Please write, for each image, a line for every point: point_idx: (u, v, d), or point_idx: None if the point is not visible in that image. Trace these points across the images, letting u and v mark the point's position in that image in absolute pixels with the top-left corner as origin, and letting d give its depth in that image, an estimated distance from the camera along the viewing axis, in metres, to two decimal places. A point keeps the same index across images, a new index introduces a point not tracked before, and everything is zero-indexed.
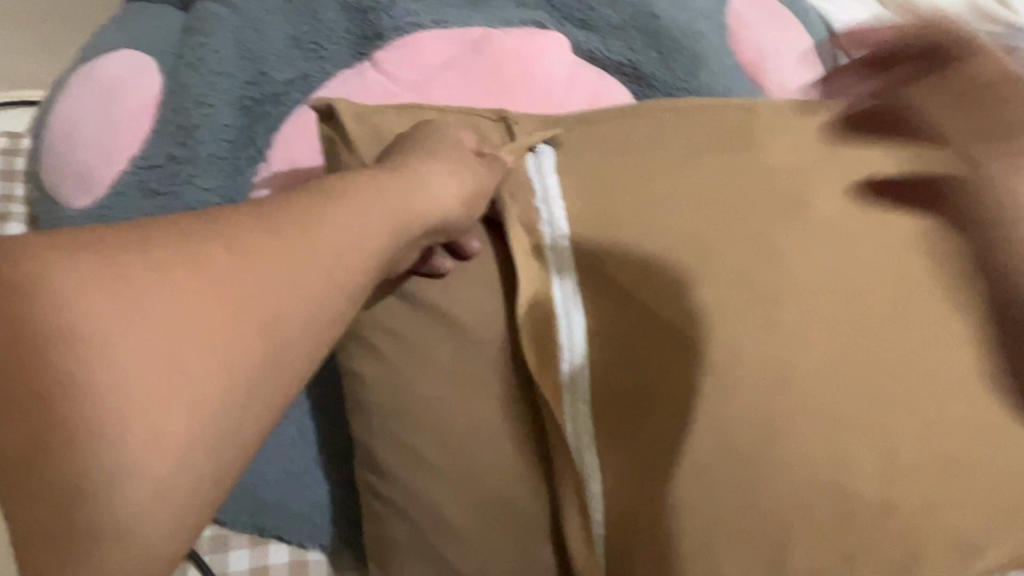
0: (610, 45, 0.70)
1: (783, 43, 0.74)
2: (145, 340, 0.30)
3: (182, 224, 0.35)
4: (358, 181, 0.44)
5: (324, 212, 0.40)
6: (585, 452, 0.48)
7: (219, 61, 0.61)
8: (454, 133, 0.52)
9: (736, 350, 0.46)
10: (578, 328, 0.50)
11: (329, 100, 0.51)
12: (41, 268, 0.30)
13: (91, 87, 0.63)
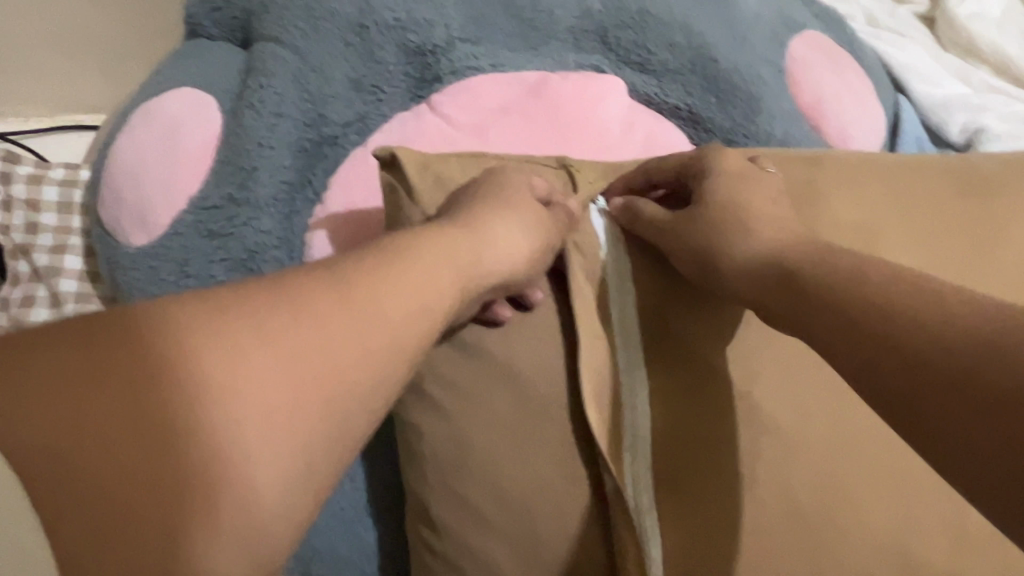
0: (668, 88, 0.69)
1: (844, 89, 0.74)
2: (223, 414, 0.30)
3: (258, 286, 0.35)
4: (427, 232, 0.44)
5: (392, 269, 0.39)
6: (646, 517, 0.47)
7: (278, 103, 0.61)
8: (516, 181, 0.51)
9: (799, 423, 0.50)
10: (639, 386, 0.50)
11: (392, 147, 0.51)
12: (123, 341, 0.30)
13: (150, 126, 0.63)
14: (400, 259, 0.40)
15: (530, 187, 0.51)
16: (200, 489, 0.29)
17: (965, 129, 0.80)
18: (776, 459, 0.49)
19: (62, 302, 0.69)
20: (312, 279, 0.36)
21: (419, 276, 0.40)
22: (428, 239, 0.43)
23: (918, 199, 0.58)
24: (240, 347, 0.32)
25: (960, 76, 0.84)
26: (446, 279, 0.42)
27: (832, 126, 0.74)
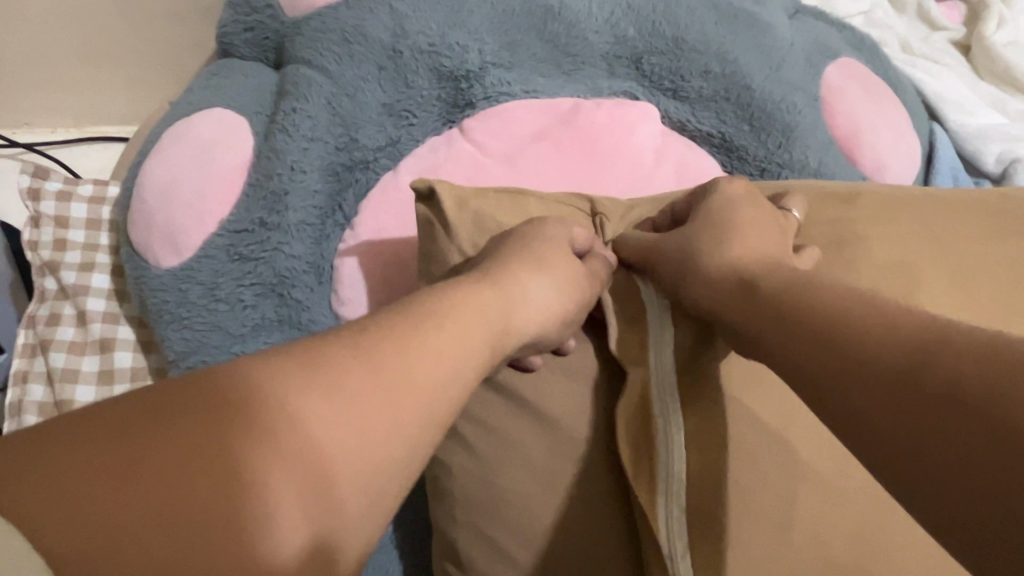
0: (702, 115, 0.69)
1: (879, 118, 0.73)
2: (264, 460, 0.30)
3: (302, 343, 0.35)
4: (461, 281, 0.44)
5: (419, 319, 0.39)
6: (679, 561, 0.45)
7: (312, 126, 0.61)
8: (555, 226, 0.51)
9: (839, 469, 0.48)
10: (674, 436, 0.47)
11: (430, 181, 0.51)
12: (162, 398, 0.31)
13: (183, 146, 0.63)
14: (432, 303, 0.41)
15: (567, 240, 0.51)
16: (251, 530, 0.29)
17: (1000, 159, 0.79)
18: (815, 507, 0.47)
19: (88, 319, 0.69)
20: (340, 336, 0.36)
21: (452, 322, 0.40)
22: (464, 285, 0.44)
23: (958, 236, 0.56)
24: (288, 393, 0.32)
25: (996, 105, 0.82)
26: (479, 324, 0.41)
27: (867, 156, 0.73)
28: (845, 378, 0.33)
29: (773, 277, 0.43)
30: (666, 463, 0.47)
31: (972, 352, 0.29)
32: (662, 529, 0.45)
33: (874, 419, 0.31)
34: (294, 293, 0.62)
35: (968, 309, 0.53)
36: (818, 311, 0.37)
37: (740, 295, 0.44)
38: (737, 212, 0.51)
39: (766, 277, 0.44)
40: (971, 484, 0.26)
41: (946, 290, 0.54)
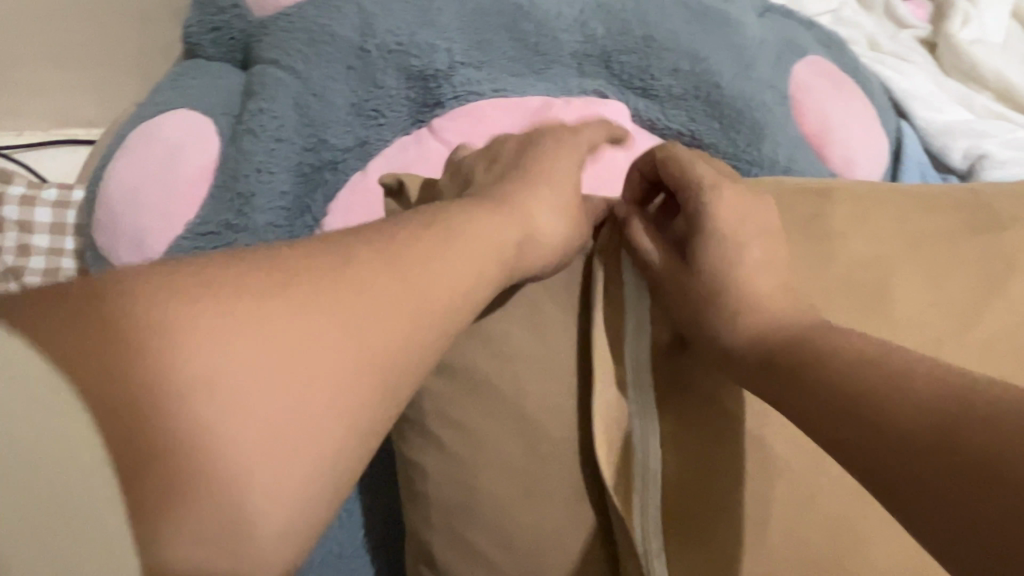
0: (671, 114, 0.69)
1: (847, 115, 0.74)
2: (250, 399, 0.28)
3: (310, 274, 0.33)
4: (454, 220, 0.42)
5: (379, 277, 0.35)
6: (653, 558, 0.45)
7: (279, 127, 0.60)
8: (536, 169, 0.51)
9: (817, 464, 0.47)
10: (651, 437, 0.47)
11: (399, 175, 0.53)
12: (160, 308, 0.29)
13: (150, 149, 0.62)
14: (403, 257, 0.37)
15: (555, 196, 0.49)
16: (229, 477, 0.28)
17: (967, 155, 0.79)
18: (792, 503, 0.47)
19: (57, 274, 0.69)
20: (300, 284, 0.32)
21: (420, 281, 0.36)
22: (457, 230, 0.41)
23: (930, 234, 0.57)
24: (230, 352, 0.29)
25: (963, 102, 0.83)
26: (459, 296, 0.38)
27: (837, 153, 0.73)
28: (870, 436, 0.33)
29: (790, 320, 0.43)
30: (642, 462, 0.47)
31: (971, 405, 0.31)
32: (638, 524, 0.46)
33: (880, 458, 0.32)
34: None
35: (935, 301, 0.54)
36: (822, 360, 0.39)
37: (756, 335, 0.43)
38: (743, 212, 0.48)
39: (784, 317, 0.43)
40: (982, 517, 0.27)
41: (914, 284, 0.54)
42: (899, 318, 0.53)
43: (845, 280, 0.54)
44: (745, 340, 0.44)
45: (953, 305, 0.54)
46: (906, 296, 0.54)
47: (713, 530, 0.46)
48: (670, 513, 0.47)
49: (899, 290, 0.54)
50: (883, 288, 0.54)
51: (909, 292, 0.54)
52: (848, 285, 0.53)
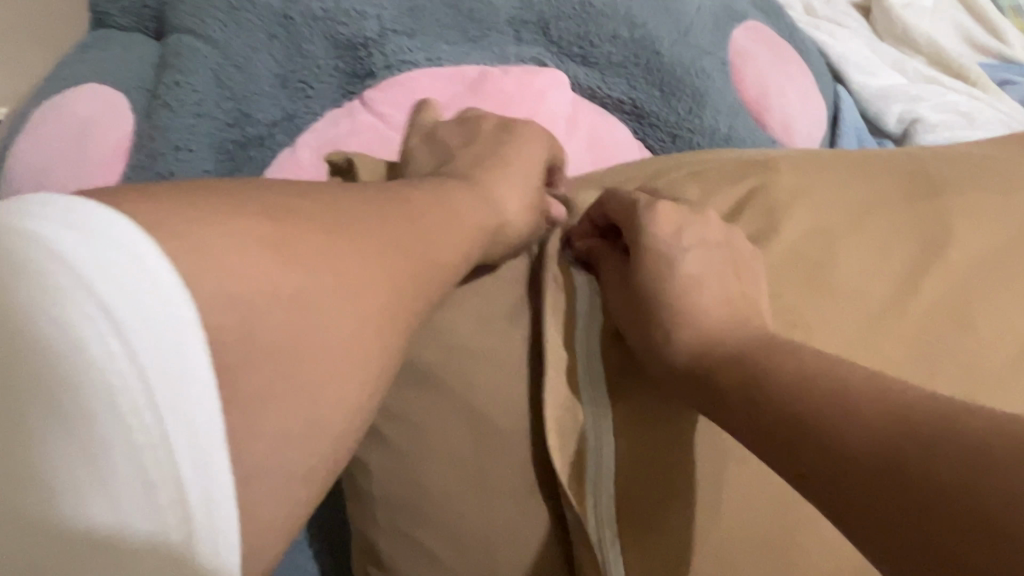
0: (611, 81, 0.67)
1: (785, 81, 0.73)
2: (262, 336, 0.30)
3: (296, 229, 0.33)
4: (421, 208, 0.42)
5: (344, 265, 0.34)
6: (609, 552, 0.44)
7: (198, 101, 0.56)
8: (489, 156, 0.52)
9: None
10: (604, 430, 0.46)
11: (348, 154, 0.51)
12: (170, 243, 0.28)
13: (54, 128, 0.57)
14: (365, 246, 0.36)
15: (502, 188, 0.50)
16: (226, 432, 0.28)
17: (902, 120, 0.80)
18: (746, 477, 0.46)
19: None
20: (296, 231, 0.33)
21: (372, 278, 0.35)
22: (417, 219, 0.41)
23: (870, 203, 0.56)
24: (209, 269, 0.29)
25: (896, 66, 0.84)
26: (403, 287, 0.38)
27: (777, 121, 0.73)
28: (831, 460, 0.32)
29: (736, 335, 0.43)
30: (595, 452, 0.45)
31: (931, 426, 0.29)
32: (592, 517, 0.44)
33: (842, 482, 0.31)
34: None
35: (879, 267, 0.54)
36: (765, 371, 0.38)
37: (697, 349, 0.43)
38: (678, 227, 0.48)
39: (729, 334, 0.43)
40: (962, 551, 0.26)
41: (856, 250, 0.54)
42: (846, 287, 0.52)
43: (790, 250, 0.53)
44: (686, 352, 0.43)
45: (895, 269, 0.54)
46: (850, 263, 0.53)
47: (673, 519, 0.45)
48: (625, 497, 0.45)
49: (844, 256, 0.53)
50: (829, 253, 0.53)
51: (853, 259, 0.53)
52: (793, 255, 0.53)
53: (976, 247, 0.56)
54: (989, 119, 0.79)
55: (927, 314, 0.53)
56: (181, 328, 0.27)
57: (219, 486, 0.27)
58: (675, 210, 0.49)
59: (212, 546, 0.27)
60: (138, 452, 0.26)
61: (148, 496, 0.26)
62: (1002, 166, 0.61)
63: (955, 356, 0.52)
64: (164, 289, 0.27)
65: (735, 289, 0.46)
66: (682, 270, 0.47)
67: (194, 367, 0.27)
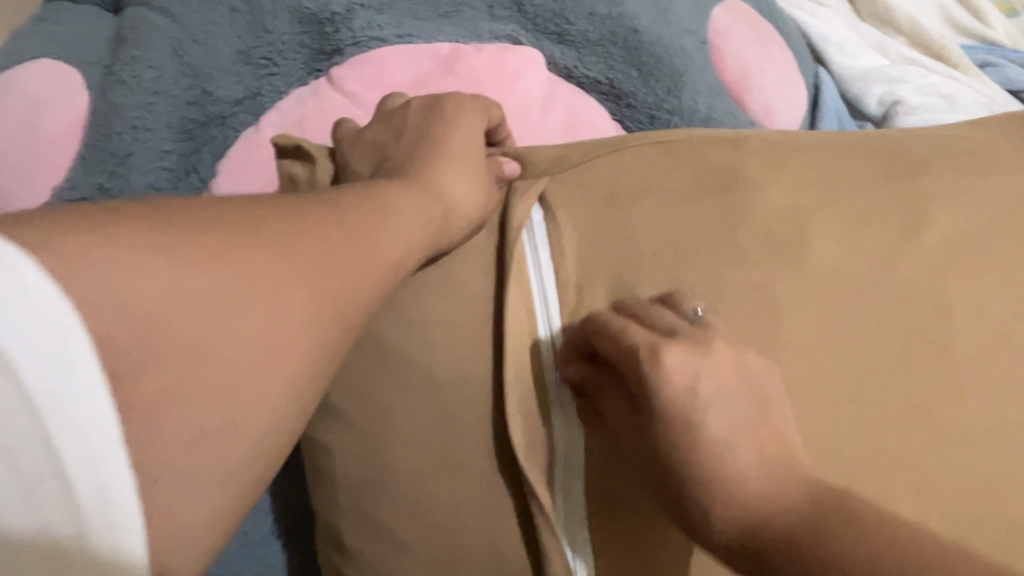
0: (589, 61, 0.65)
1: (765, 61, 0.72)
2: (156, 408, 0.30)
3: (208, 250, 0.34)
4: (374, 212, 0.42)
5: (274, 278, 0.35)
6: (575, 531, 0.46)
7: (155, 78, 0.54)
8: (454, 137, 0.50)
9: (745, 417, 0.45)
10: (569, 418, 0.47)
11: (296, 138, 0.50)
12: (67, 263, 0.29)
13: (4, 103, 0.54)
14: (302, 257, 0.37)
15: (470, 179, 0.48)
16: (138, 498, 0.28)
17: (882, 102, 0.79)
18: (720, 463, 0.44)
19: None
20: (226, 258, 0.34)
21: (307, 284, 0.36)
22: (367, 224, 0.41)
23: (846, 184, 0.55)
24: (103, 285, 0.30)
25: (877, 47, 0.83)
26: (350, 277, 0.38)
27: (756, 101, 0.71)
28: None
29: (784, 508, 0.39)
30: (560, 438, 0.46)
31: None
32: (557, 498, 0.46)
33: None
34: None
35: (857, 251, 0.53)
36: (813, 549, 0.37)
37: (741, 528, 0.40)
38: (686, 367, 0.43)
39: (772, 506, 0.40)
40: None
41: (833, 234, 0.53)
42: (823, 272, 0.52)
43: (768, 232, 0.52)
44: (729, 537, 0.40)
45: (876, 255, 0.53)
46: (828, 248, 0.52)
47: (648, 540, 0.45)
48: (592, 482, 0.46)
49: (822, 241, 0.52)
50: (809, 235, 0.52)
51: (831, 244, 0.52)
52: (771, 236, 0.52)
53: (957, 229, 0.55)
54: (970, 102, 0.78)
55: (903, 297, 0.52)
56: (60, 329, 0.28)
57: (124, 481, 0.28)
58: (685, 353, 0.43)
59: (114, 539, 0.27)
60: (16, 452, 0.26)
61: (27, 494, 0.26)
62: (984, 149, 0.60)
63: (929, 341, 0.52)
64: (39, 296, 0.28)
65: (765, 439, 0.42)
66: (709, 430, 0.42)
67: (74, 367, 0.27)
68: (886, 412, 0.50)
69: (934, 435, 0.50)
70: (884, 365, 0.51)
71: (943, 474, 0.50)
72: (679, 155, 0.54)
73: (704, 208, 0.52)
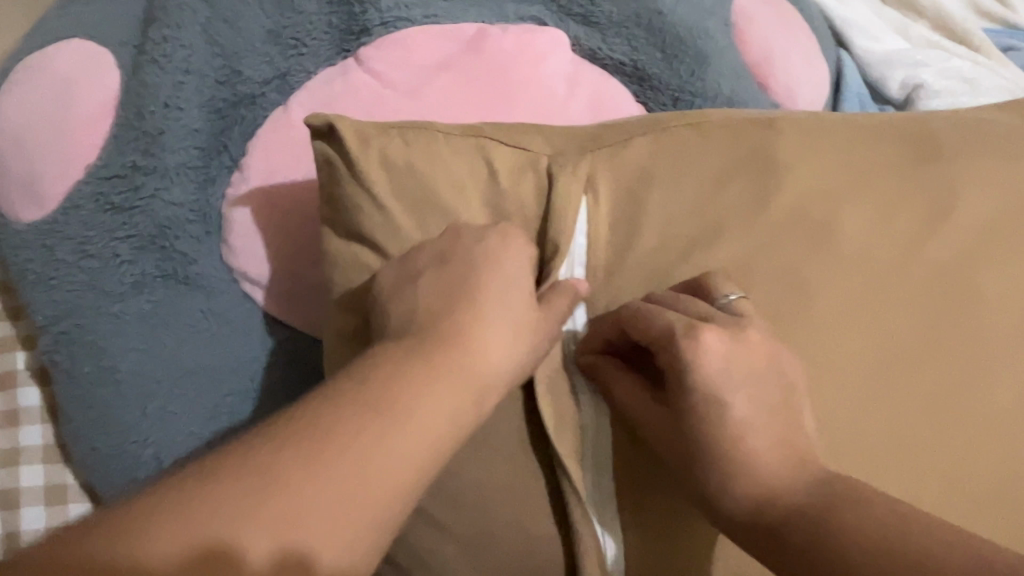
0: (614, 42, 0.65)
1: (787, 43, 0.72)
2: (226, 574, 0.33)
3: (266, 463, 0.36)
4: (391, 406, 0.39)
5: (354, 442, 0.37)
6: (606, 520, 0.48)
7: (186, 57, 0.54)
8: (474, 279, 0.45)
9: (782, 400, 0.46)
10: (597, 408, 0.49)
11: (329, 117, 0.48)
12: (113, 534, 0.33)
13: (37, 84, 0.55)
14: (324, 492, 0.35)
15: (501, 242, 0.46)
16: None
17: (904, 85, 0.79)
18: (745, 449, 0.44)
19: (18, 381, 0.64)
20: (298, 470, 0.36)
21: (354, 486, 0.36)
22: (383, 418, 0.38)
23: (876, 162, 0.55)
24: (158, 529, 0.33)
25: (899, 31, 0.83)
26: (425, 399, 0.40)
27: (779, 84, 0.71)
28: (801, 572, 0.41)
29: (792, 490, 0.43)
30: (585, 425, 0.49)
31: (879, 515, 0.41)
32: (588, 488, 0.48)
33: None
34: (177, 244, 0.56)
35: (882, 233, 0.53)
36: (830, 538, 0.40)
37: (752, 505, 0.44)
38: (726, 356, 0.45)
39: (782, 487, 0.43)
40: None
41: (861, 215, 0.53)
42: (855, 253, 0.52)
43: (797, 212, 0.52)
44: (741, 511, 0.44)
45: (901, 240, 0.53)
46: (854, 230, 0.53)
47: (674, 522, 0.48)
48: (619, 468, 0.48)
49: (848, 222, 0.53)
50: (839, 215, 0.53)
51: (857, 225, 0.53)
52: (800, 216, 0.52)
53: (981, 212, 0.55)
54: (992, 86, 0.77)
55: (925, 280, 0.53)
56: None
57: None
58: (722, 339, 0.45)
59: None
60: None
61: None
62: (1012, 129, 0.60)
63: (948, 321, 0.53)
64: None
65: (786, 423, 0.45)
66: (733, 409, 0.45)
67: None
68: (911, 394, 0.51)
69: (955, 418, 0.52)
70: (909, 345, 0.52)
71: (964, 456, 0.52)
72: (709, 129, 0.53)
73: (733, 189, 0.52)
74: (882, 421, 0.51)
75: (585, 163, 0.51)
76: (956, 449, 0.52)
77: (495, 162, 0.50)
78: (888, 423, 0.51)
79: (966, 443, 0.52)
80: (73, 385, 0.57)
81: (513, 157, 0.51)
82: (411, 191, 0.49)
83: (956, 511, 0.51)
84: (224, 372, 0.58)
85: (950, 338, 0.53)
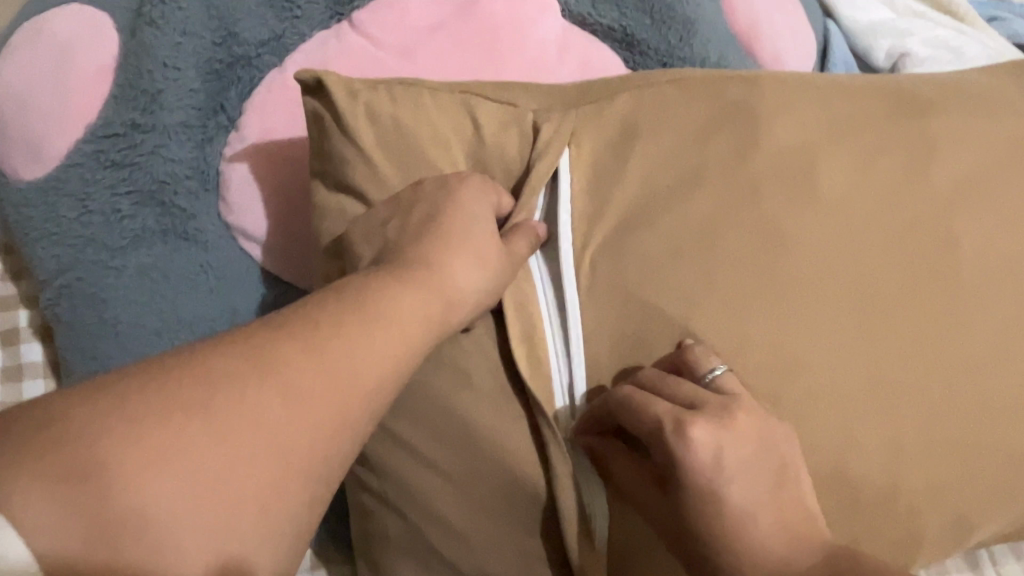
0: (603, 8, 0.67)
1: (775, 10, 0.73)
2: (193, 469, 0.32)
3: (247, 362, 0.36)
4: (377, 334, 0.39)
5: (338, 360, 0.38)
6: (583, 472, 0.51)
7: (184, 19, 0.56)
8: (451, 227, 0.47)
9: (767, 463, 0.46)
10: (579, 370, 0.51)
11: (317, 72, 0.50)
12: (83, 415, 0.32)
13: (37, 45, 0.56)
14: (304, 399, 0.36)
15: (468, 189, 0.49)
16: (179, 526, 0.32)
17: (891, 54, 0.80)
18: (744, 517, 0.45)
19: (21, 339, 0.65)
20: (281, 375, 0.36)
21: (334, 402, 0.37)
22: (370, 344, 0.39)
23: (855, 122, 0.56)
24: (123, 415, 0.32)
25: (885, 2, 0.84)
26: (404, 319, 0.41)
27: (766, 50, 0.73)
28: None
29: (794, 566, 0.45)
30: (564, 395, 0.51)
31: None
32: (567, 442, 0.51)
33: None
34: (176, 200, 0.58)
35: (861, 189, 0.54)
36: None
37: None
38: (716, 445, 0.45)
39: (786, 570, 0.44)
40: None
41: (839, 171, 0.55)
42: (833, 207, 0.54)
43: (777, 167, 0.54)
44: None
45: (880, 195, 0.55)
46: (832, 185, 0.54)
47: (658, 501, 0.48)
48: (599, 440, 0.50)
49: (827, 177, 0.54)
50: (818, 170, 0.54)
51: (835, 181, 0.54)
52: (780, 171, 0.54)
53: (959, 169, 0.57)
54: (976, 55, 0.79)
55: (905, 233, 0.54)
56: None
57: None
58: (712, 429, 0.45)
59: None
60: None
61: None
62: (991, 90, 0.61)
63: (927, 271, 0.54)
64: None
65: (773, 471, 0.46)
66: (730, 502, 0.45)
67: None
68: (890, 343, 0.53)
69: (936, 367, 0.53)
70: (889, 293, 0.53)
71: (942, 406, 0.53)
72: (691, 91, 0.55)
73: (713, 145, 0.54)
74: (860, 365, 0.52)
75: (569, 118, 0.53)
76: (932, 395, 0.53)
77: (480, 116, 0.52)
78: (868, 369, 0.52)
79: (942, 390, 0.53)
80: (71, 337, 0.58)
81: (498, 113, 0.53)
82: (395, 143, 0.51)
83: (927, 457, 0.53)
84: (222, 317, 0.59)
85: (930, 286, 0.54)
